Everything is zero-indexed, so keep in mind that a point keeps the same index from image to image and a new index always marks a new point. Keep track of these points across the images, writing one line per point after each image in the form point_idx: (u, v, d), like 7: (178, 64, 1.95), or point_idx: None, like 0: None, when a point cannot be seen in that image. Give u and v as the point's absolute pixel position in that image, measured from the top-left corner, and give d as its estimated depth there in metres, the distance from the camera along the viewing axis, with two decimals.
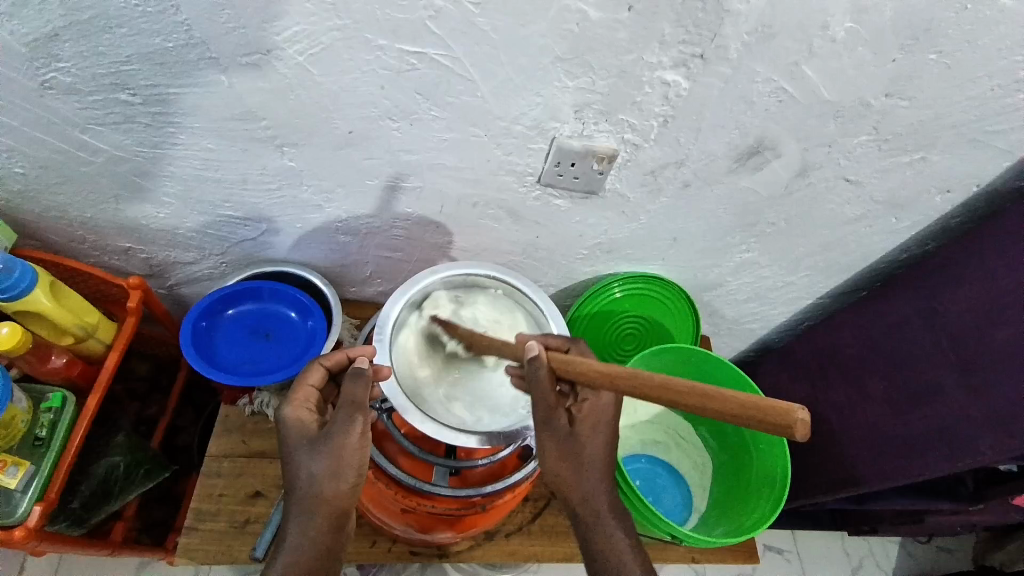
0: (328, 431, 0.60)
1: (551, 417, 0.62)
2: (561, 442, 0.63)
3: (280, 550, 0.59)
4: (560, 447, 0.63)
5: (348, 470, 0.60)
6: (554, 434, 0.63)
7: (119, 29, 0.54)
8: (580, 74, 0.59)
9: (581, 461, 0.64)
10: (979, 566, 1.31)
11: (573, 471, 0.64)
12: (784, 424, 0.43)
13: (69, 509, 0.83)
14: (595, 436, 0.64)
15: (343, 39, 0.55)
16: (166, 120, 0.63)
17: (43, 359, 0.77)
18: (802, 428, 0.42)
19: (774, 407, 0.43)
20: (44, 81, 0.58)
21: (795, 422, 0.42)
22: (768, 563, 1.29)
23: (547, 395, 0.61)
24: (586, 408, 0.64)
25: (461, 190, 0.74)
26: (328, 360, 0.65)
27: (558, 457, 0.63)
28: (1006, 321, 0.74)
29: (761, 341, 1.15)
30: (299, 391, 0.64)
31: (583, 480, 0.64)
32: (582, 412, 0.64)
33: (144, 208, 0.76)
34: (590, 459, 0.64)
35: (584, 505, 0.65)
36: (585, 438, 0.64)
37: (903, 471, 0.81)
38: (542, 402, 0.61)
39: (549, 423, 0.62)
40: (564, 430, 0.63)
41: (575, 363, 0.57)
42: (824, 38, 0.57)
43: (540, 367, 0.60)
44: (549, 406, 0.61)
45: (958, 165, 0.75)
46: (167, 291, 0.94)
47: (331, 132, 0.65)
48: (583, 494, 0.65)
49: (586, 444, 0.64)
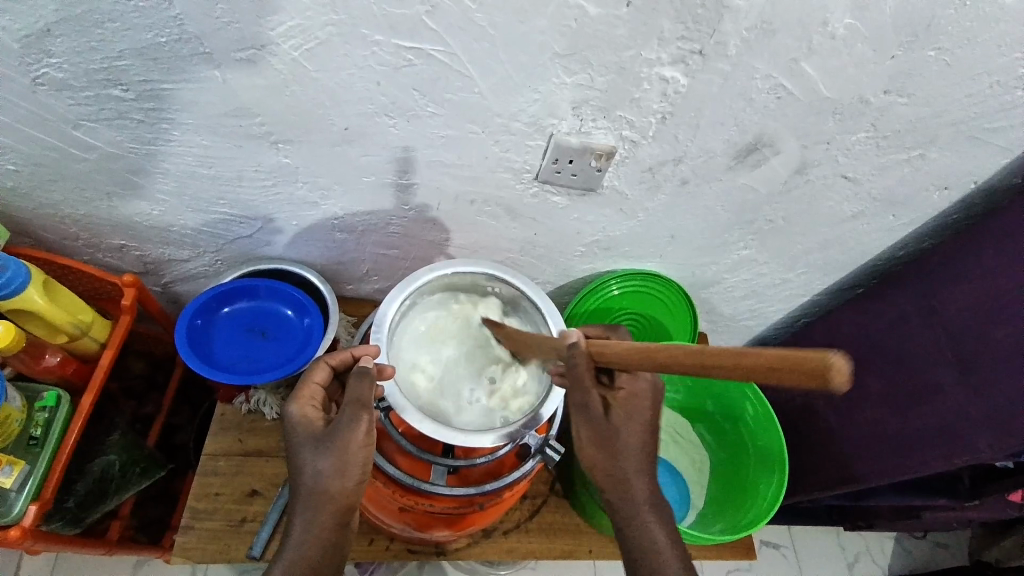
0: (333, 429, 0.59)
1: (589, 403, 0.61)
2: (598, 429, 0.62)
3: (284, 547, 0.58)
4: (596, 433, 0.63)
5: (354, 467, 0.60)
6: (590, 420, 0.62)
7: (112, 24, 0.53)
8: (579, 70, 0.59)
9: (618, 449, 0.63)
10: (974, 560, 1.32)
11: (608, 457, 0.63)
12: (818, 371, 0.38)
13: (64, 509, 0.82)
14: (633, 425, 0.63)
15: (339, 34, 0.55)
16: (160, 116, 0.62)
17: (37, 358, 0.77)
18: (839, 375, 0.37)
19: (806, 357, 0.38)
20: (36, 77, 0.57)
21: (831, 367, 0.37)
22: (765, 559, 1.30)
23: (586, 383, 0.59)
24: (623, 396, 0.64)
25: (458, 187, 0.74)
26: (333, 358, 0.65)
27: (594, 443, 0.63)
28: (1004, 318, 0.74)
29: (759, 338, 1.15)
30: (304, 388, 0.63)
31: (620, 468, 0.64)
32: (618, 400, 0.63)
33: (139, 205, 0.75)
34: (627, 447, 0.63)
35: (621, 496, 0.64)
36: (623, 425, 0.63)
37: (902, 467, 0.82)
38: (580, 388, 0.60)
39: (586, 408, 0.61)
40: (600, 417, 0.62)
41: (611, 348, 0.55)
42: (824, 35, 0.57)
43: (577, 355, 0.58)
44: (588, 392, 0.60)
45: (957, 162, 0.75)
46: (163, 288, 0.94)
47: (328, 129, 0.65)
48: (618, 483, 0.64)
49: (623, 432, 0.63)
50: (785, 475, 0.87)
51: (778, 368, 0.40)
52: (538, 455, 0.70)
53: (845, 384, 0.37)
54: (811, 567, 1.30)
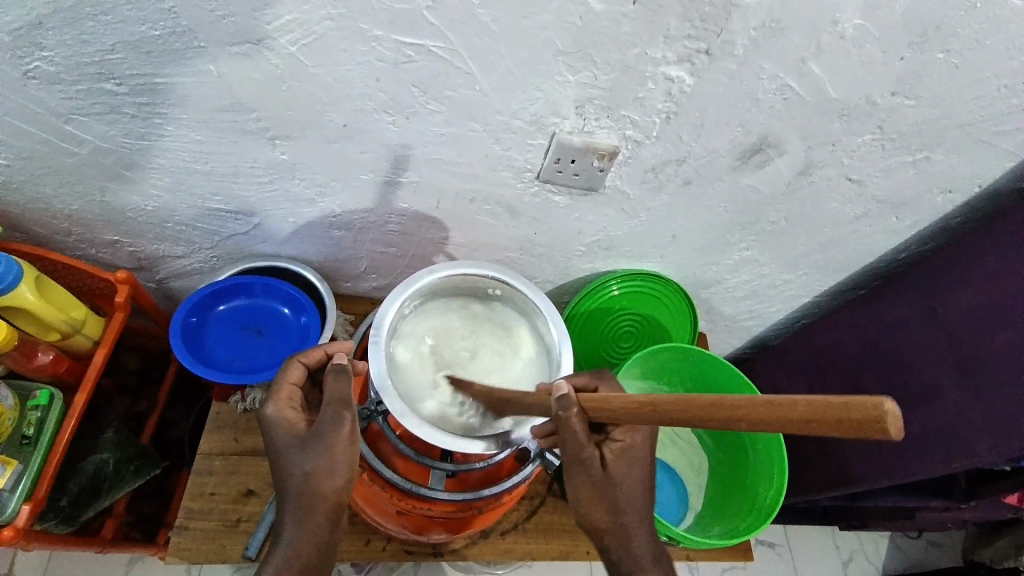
0: (317, 430, 0.58)
1: (585, 459, 0.59)
2: (597, 484, 0.62)
3: (277, 545, 0.58)
4: (594, 487, 0.62)
5: (343, 466, 0.59)
6: (587, 474, 0.61)
7: (104, 17, 0.51)
8: (582, 68, 0.58)
9: (615, 503, 0.62)
10: (968, 560, 1.32)
11: (607, 510, 0.62)
12: (873, 422, 0.35)
13: (58, 507, 0.81)
14: (631, 475, 0.63)
15: (337, 29, 0.53)
16: (153, 111, 0.61)
17: (29, 356, 0.75)
18: (895, 421, 0.35)
19: (859, 402, 0.36)
20: (26, 71, 0.56)
21: (888, 415, 0.35)
22: (760, 559, 1.30)
23: (581, 439, 0.58)
24: (619, 448, 0.62)
25: (458, 186, 0.73)
26: (307, 356, 0.64)
27: (593, 497, 0.62)
28: (1007, 322, 0.73)
29: (758, 338, 1.14)
30: (280, 390, 0.62)
31: (617, 521, 0.63)
32: (615, 452, 0.62)
33: (132, 199, 0.74)
34: (625, 498, 0.63)
35: (617, 545, 0.63)
36: (620, 478, 0.62)
37: (897, 472, 0.81)
38: (575, 444, 0.58)
39: (583, 465, 0.60)
40: (597, 472, 0.61)
41: (611, 400, 0.52)
42: (833, 34, 0.56)
43: (570, 408, 0.56)
44: (583, 446, 0.58)
45: (960, 166, 0.74)
46: (156, 285, 0.92)
47: (326, 125, 0.64)
48: (616, 534, 0.63)
49: (620, 485, 0.62)
50: (784, 479, 0.87)
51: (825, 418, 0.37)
52: (537, 460, 0.71)
53: (899, 432, 0.35)
54: (805, 566, 1.31)
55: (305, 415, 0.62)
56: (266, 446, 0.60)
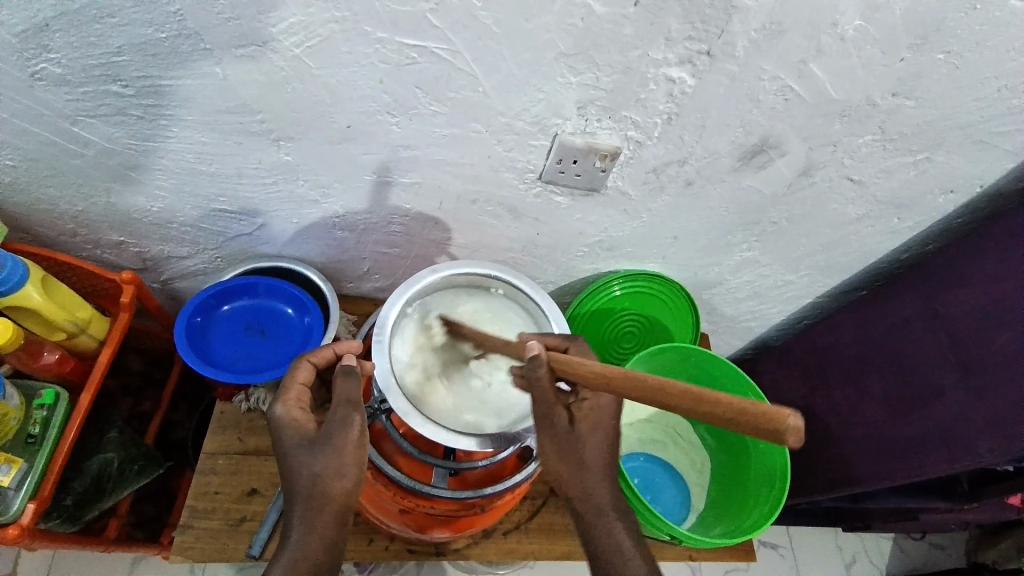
0: (327, 430, 0.59)
1: (552, 413, 0.61)
2: (563, 440, 0.62)
3: (284, 546, 0.58)
4: (561, 445, 0.62)
5: (351, 468, 0.59)
6: (552, 429, 0.61)
7: (110, 20, 0.52)
8: (583, 69, 0.58)
9: (583, 463, 0.62)
10: (971, 562, 1.32)
11: (573, 469, 0.62)
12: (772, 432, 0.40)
13: (62, 506, 0.82)
14: (598, 434, 0.63)
15: (341, 31, 0.54)
16: (158, 113, 0.62)
17: (34, 356, 0.76)
18: (796, 434, 0.39)
19: (762, 413, 0.40)
20: (33, 73, 0.57)
21: (787, 429, 0.40)
22: (763, 560, 1.30)
23: (548, 395, 0.60)
24: (587, 407, 0.63)
25: (460, 187, 0.73)
26: (315, 356, 0.64)
27: (559, 455, 0.62)
28: (1007, 322, 0.73)
29: (760, 338, 1.15)
30: (286, 388, 0.62)
31: (584, 481, 0.62)
32: (582, 412, 0.63)
33: (137, 200, 0.75)
34: (591, 458, 0.63)
35: (584, 504, 0.62)
36: (587, 436, 0.62)
37: (901, 472, 0.81)
38: (541, 397, 0.60)
39: (548, 420, 0.61)
40: (562, 427, 0.61)
41: (578, 364, 0.53)
42: (833, 36, 0.56)
43: (539, 367, 0.58)
44: (551, 403, 0.60)
45: (962, 166, 0.74)
46: (161, 285, 0.93)
47: (329, 126, 0.64)
48: (583, 494, 0.62)
49: (587, 442, 0.62)
50: (785, 480, 0.87)
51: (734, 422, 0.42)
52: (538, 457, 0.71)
53: (797, 443, 0.40)
54: (807, 566, 1.31)
55: (313, 416, 0.63)
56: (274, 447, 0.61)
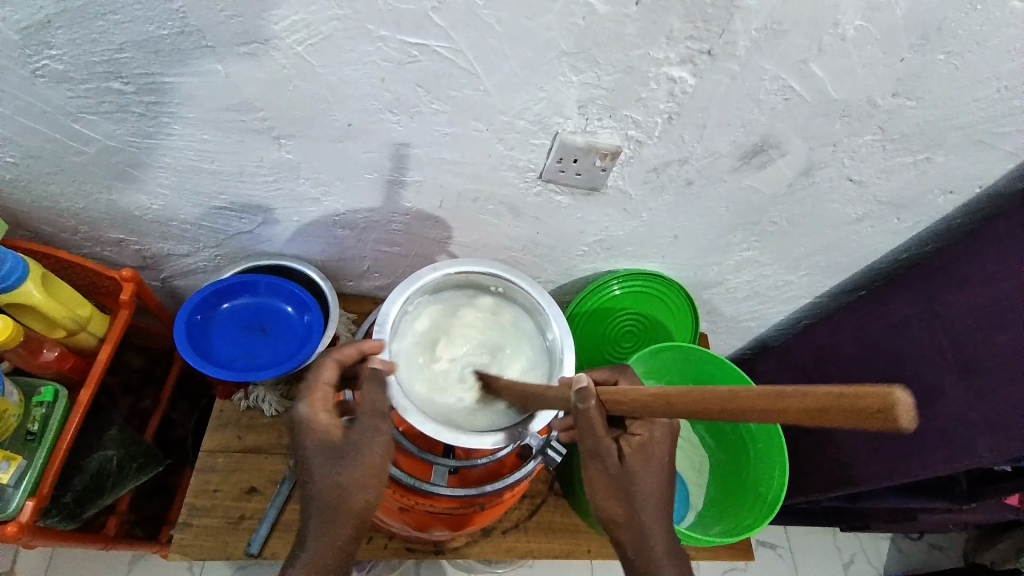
0: (354, 441, 0.59)
1: (602, 451, 0.59)
2: (614, 476, 0.61)
3: (300, 550, 0.59)
4: (611, 480, 0.61)
5: (373, 482, 0.59)
6: (603, 465, 0.60)
7: (113, 17, 0.52)
8: (585, 69, 0.58)
9: (633, 498, 0.62)
10: (969, 562, 1.32)
11: (621, 503, 0.61)
12: (880, 411, 0.34)
13: (61, 503, 0.82)
14: (648, 468, 0.62)
15: (343, 29, 0.54)
16: (160, 110, 0.62)
17: (35, 353, 0.76)
18: (907, 413, 0.34)
19: (863, 392, 0.35)
20: (35, 69, 0.57)
21: (893, 404, 0.34)
22: (761, 560, 1.30)
23: (598, 431, 0.58)
24: (637, 441, 0.62)
25: (460, 185, 0.73)
26: (341, 356, 0.63)
27: (608, 488, 0.61)
28: (1007, 323, 0.74)
29: (759, 339, 1.15)
30: (308, 386, 0.62)
31: (635, 516, 0.61)
32: (632, 445, 0.62)
33: (137, 198, 0.75)
34: (641, 492, 0.62)
35: (635, 540, 0.62)
36: (637, 470, 0.62)
37: (901, 473, 0.81)
38: (592, 432, 0.58)
39: (600, 456, 0.60)
40: (614, 464, 0.60)
41: (628, 394, 0.52)
42: (835, 36, 0.57)
43: (587, 400, 0.56)
44: (601, 440, 0.59)
45: (961, 166, 0.74)
46: (161, 283, 0.93)
47: (330, 124, 0.64)
48: (634, 529, 0.62)
49: (638, 478, 0.61)
50: (785, 479, 0.88)
51: (831, 410, 0.37)
52: (539, 456, 0.71)
53: (910, 424, 0.34)
54: (805, 566, 1.31)
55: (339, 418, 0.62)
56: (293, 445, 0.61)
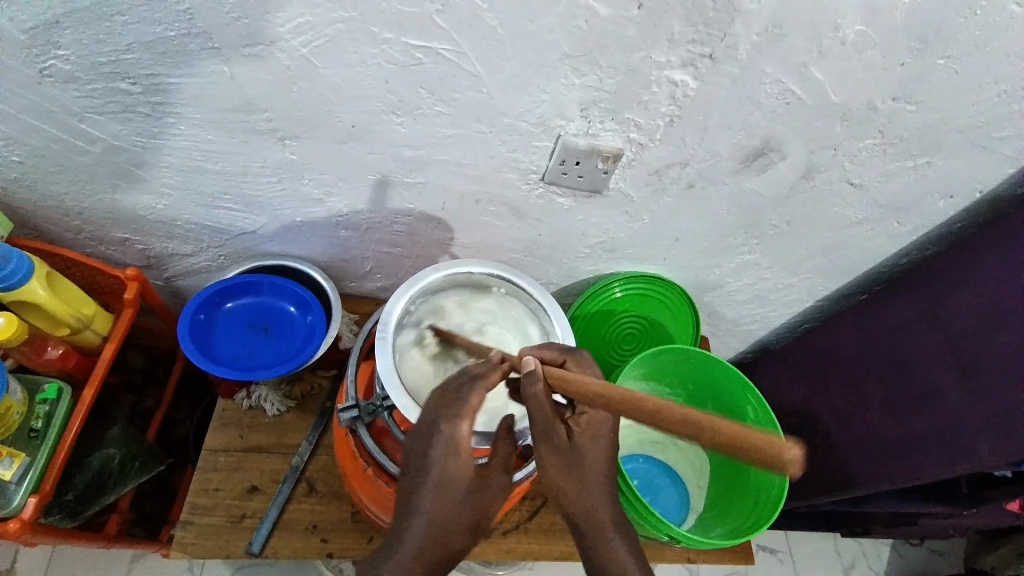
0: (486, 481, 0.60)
1: (552, 430, 0.57)
2: (564, 457, 0.58)
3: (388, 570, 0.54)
4: (563, 461, 0.58)
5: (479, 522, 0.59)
6: (554, 445, 0.58)
7: (120, 17, 0.53)
8: (587, 71, 0.59)
9: (585, 478, 0.58)
10: (970, 568, 1.32)
11: (575, 485, 0.58)
12: (777, 462, 0.34)
13: (63, 501, 0.82)
14: (598, 449, 0.60)
15: (348, 31, 0.54)
16: (165, 110, 0.62)
17: (38, 351, 0.77)
18: (795, 460, 0.34)
19: (769, 443, 0.34)
20: (43, 69, 0.57)
21: (788, 460, 0.34)
22: (761, 564, 1.30)
23: (549, 410, 0.56)
24: (585, 421, 0.61)
25: (463, 186, 0.74)
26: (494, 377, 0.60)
27: (560, 471, 0.58)
28: (1007, 325, 0.74)
29: (759, 342, 1.15)
30: (448, 392, 0.60)
31: (587, 497, 0.58)
32: (581, 426, 0.61)
33: (142, 198, 0.75)
34: (594, 474, 0.59)
35: (589, 522, 0.57)
36: (587, 450, 0.59)
37: (900, 475, 0.80)
38: (539, 413, 0.56)
39: (548, 436, 0.57)
40: (563, 441, 0.58)
41: (574, 380, 0.49)
42: (835, 40, 0.57)
43: (535, 382, 0.55)
44: (550, 419, 0.56)
45: (962, 170, 0.75)
46: (164, 283, 0.93)
47: (334, 126, 0.65)
48: (586, 512, 0.58)
49: (589, 458, 0.59)
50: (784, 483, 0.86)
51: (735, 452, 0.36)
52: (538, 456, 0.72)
53: (798, 473, 0.35)
54: (806, 570, 1.31)
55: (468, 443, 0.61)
56: (417, 448, 0.59)
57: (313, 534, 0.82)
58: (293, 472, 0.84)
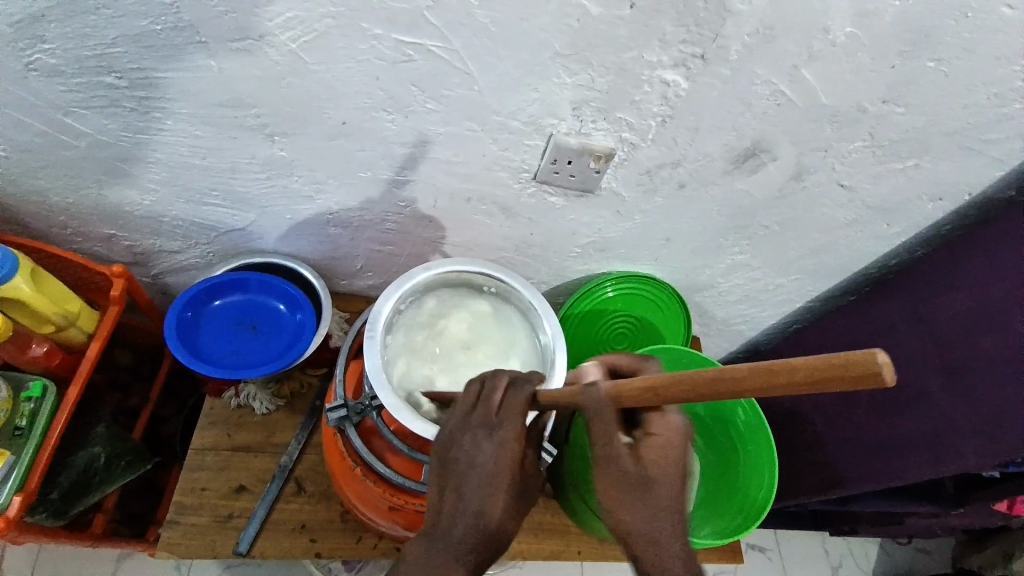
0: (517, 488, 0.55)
1: (615, 452, 0.51)
2: (629, 483, 0.51)
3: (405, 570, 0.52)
4: (626, 488, 0.51)
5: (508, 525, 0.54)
6: (618, 470, 0.51)
7: (106, 10, 0.52)
8: (579, 70, 0.58)
9: (651, 508, 0.51)
10: (957, 568, 1.33)
11: (642, 515, 0.51)
12: (869, 372, 0.34)
13: (48, 500, 0.81)
14: (666, 475, 0.52)
15: (338, 27, 0.54)
16: (152, 105, 0.61)
17: (23, 348, 0.76)
18: (888, 368, 0.34)
19: (853, 355, 0.35)
20: (27, 62, 0.56)
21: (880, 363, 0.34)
22: (750, 562, 1.31)
23: (614, 431, 0.50)
24: (656, 442, 0.52)
25: (454, 185, 0.73)
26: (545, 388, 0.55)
27: (624, 498, 0.51)
28: (989, 328, 0.75)
29: (750, 342, 1.15)
30: (492, 401, 0.56)
31: (654, 530, 0.51)
32: (650, 448, 0.52)
33: (128, 193, 0.74)
34: (662, 505, 0.51)
35: (654, 558, 0.50)
36: (655, 477, 0.51)
37: (881, 474, 0.82)
38: (603, 433, 0.50)
39: (613, 459, 0.51)
40: (627, 466, 0.51)
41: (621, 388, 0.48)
42: (825, 41, 0.57)
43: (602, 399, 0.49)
44: (613, 440, 0.50)
45: (951, 172, 0.75)
46: (152, 280, 0.92)
47: (324, 123, 0.64)
48: (650, 546, 0.51)
49: (657, 488, 0.51)
50: (774, 477, 0.89)
51: (821, 381, 0.36)
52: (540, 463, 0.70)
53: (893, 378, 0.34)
54: (794, 569, 1.31)
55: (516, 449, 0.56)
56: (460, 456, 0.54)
57: (301, 533, 0.82)
58: (280, 472, 0.83)
